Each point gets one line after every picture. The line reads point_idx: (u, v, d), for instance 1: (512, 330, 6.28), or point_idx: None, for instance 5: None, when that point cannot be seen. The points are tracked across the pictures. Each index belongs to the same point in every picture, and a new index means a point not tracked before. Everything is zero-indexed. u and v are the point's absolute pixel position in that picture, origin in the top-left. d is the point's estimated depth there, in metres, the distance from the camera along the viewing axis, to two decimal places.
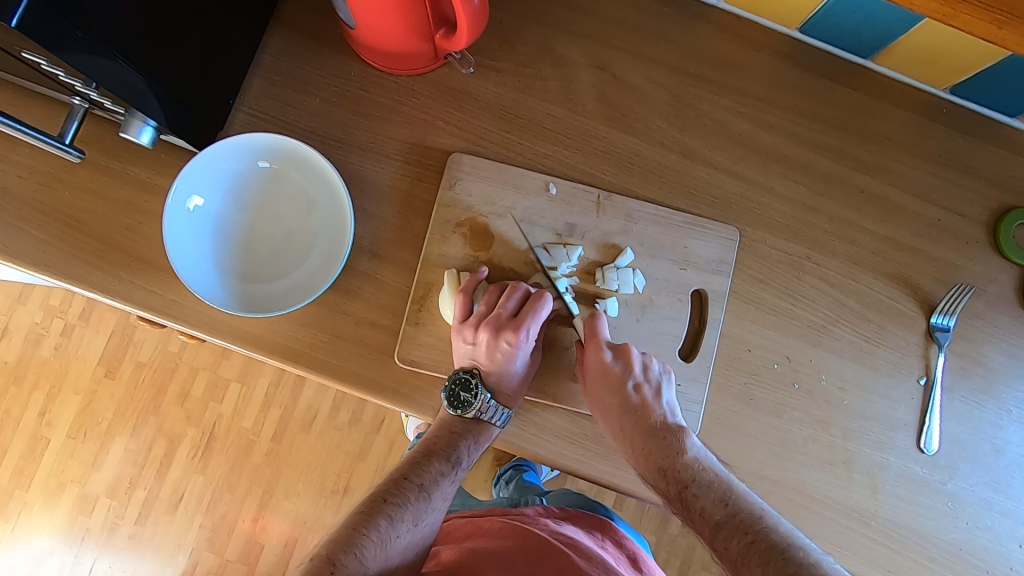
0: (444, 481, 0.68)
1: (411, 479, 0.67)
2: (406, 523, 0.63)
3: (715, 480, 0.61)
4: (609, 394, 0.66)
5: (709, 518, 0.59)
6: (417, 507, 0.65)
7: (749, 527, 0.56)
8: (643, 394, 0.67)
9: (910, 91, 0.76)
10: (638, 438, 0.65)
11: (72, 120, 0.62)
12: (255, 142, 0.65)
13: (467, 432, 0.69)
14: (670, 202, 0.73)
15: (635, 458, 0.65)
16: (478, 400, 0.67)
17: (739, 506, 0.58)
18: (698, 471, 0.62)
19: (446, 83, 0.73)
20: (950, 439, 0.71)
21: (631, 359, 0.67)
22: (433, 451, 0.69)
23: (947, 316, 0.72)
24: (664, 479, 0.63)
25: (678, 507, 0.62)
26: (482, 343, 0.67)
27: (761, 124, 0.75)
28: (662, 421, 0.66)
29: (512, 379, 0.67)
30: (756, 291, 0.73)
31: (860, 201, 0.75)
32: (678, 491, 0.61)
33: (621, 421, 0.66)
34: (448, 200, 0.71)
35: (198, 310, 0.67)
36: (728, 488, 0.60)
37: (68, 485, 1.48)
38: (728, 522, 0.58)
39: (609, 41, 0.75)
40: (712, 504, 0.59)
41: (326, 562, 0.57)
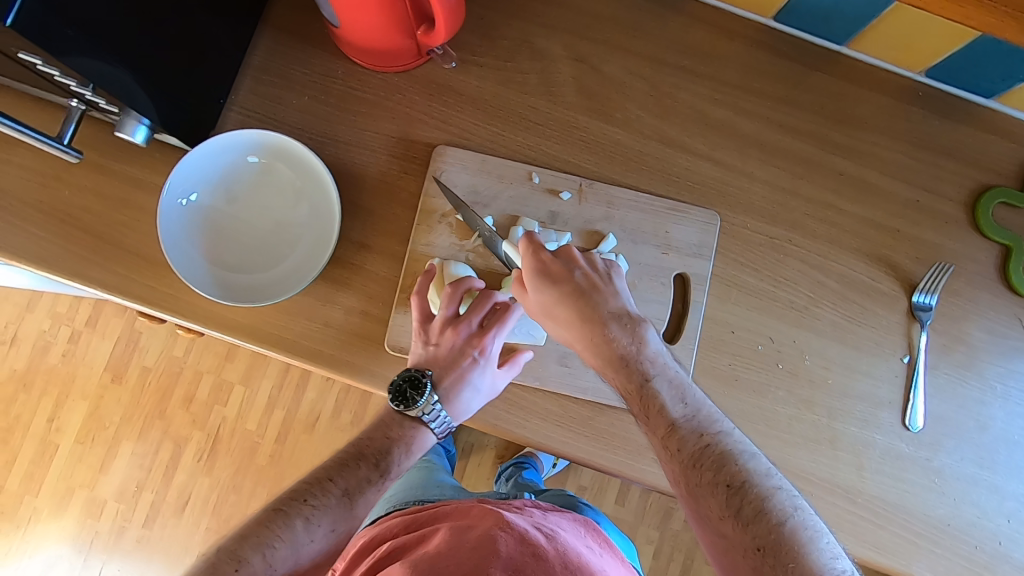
0: (372, 490, 0.65)
1: (336, 482, 0.63)
2: (323, 526, 0.60)
3: (675, 379, 0.58)
4: (556, 281, 0.62)
5: (664, 417, 0.56)
6: (338, 514, 0.61)
7: (705, 429, 0.55)
8: (594, 277, 0.63)
9: (887, 76, 0.77)
10: (593, 325, 0.61)
11: (69, 121, 0.64)
12: (245, 137, 0.68)
13: (402, 438, 0.69)
14: (652, 189, 0.75)
15: (594, 349, 0.60)
16: (425, 400, 0.68)
17: (698, 408, 0.57)
18: (665, 370, 0.58)
19: (430, 78, 0.75)
20: (934, 416, 0.72)
21: (573, 256, 0.64)
22: (364, 454, 0.66)
23: (928, 294, 0.73)
24: (624, 369, 0.59)
25: (636, 396, 0.58)
26: (444, 343, 0.69)
27: (740, 112, 0.77)
28: (621, 306, 0.61)
29: (461, 390, 0.68)
30: (738, 275, 0.74)
31: (840, 184, 0.76)
32: (638, 384, 0.58)
33: (576, 302, 0.61)
34: (433, 190, 0.72)
35: (193, 303, 0.70)
36: (689, 390, 0.58)
37: (77, 489, 1.50)
38: (686, 423, 0.56)
39: (589, 34, 0.77)
40: (671, 405, 0.57)
41: (232, 560, 0.54)
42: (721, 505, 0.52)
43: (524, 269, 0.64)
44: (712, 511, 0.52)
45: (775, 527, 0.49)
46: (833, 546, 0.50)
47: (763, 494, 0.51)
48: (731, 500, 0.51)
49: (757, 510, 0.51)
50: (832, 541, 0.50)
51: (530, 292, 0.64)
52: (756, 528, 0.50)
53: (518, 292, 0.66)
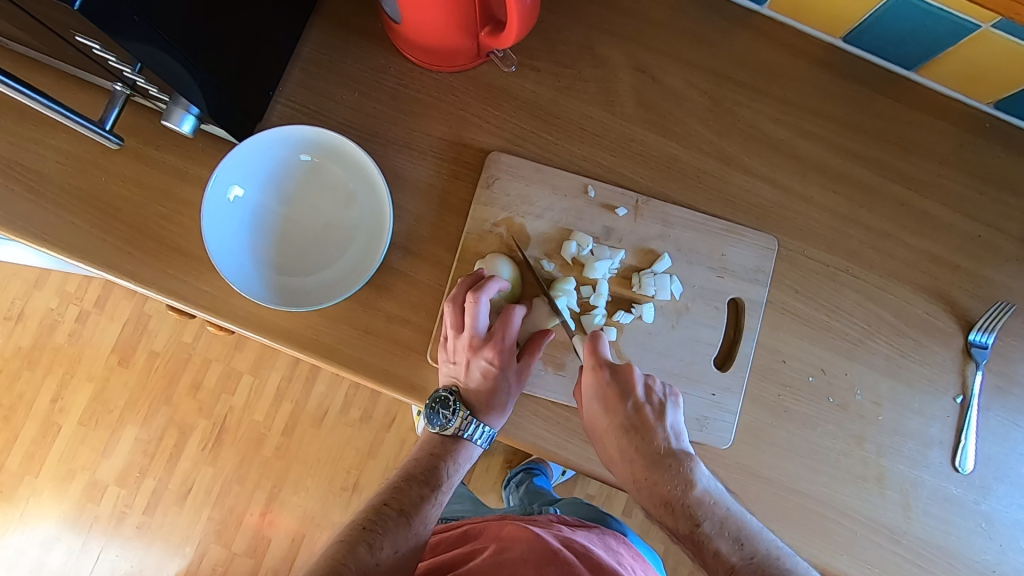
0: (427, 505, 0.67)
1: (391, 504, 0.65)
2: (387, 548, 0.62)
3: (727, 517, 0.60)
4: (608, 414, 0.64)
5: (721, 562, 0.58)
6: (397, 533, 0.63)
7: (766, 573, 0.56)
8: (645, 412, 0.64)
9: (954, 105, 0.75)
10: (640, 465, 0.63)
11: (114, 105, 0.61)
12: (298, 134, 0.65)
13: (447, 453, 0.70)
14: (708, 209, 0.73)
15: (639, 490, 0.63)
16: (457, 416, 0.68)
17: (755, 551, 0.58)
18: (713, 511, 0.60)
19: (486, 81, 0.72)
20: (985, 458, 0.70)
21: (632, 381, 0.64)
22: (413, 475, 0.68)
23: (986, 333, 0.71)
24: (672, 515, 0.61)
25: (688, 540, 0.60)
26: (462, 360, 0.66)
27: (802, 133, 0.75)
28: (666, 448, 0.64)
29: (492, 397, 0.67)
30: (793, 302, 0.72)
31: (900, 214, 0.74)
32: (688, 530, 0.60)
33: (625, 441, 0.64)
34: (485, 198, 0.70)
35: (231, 301, 0.67)
36: (743, 530, 0.59)
37: (78, 472, 1.48)
38: (745, 569, 0.57)
39: (651, 44, 0.74)
40: (726, 547, 0.58)
41: None
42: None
43: (585, 387, 0.65)
44: None
45: None
46: None
47: None
48: None
49: None
50: None
51: (585, 411, 0.65)
52: None
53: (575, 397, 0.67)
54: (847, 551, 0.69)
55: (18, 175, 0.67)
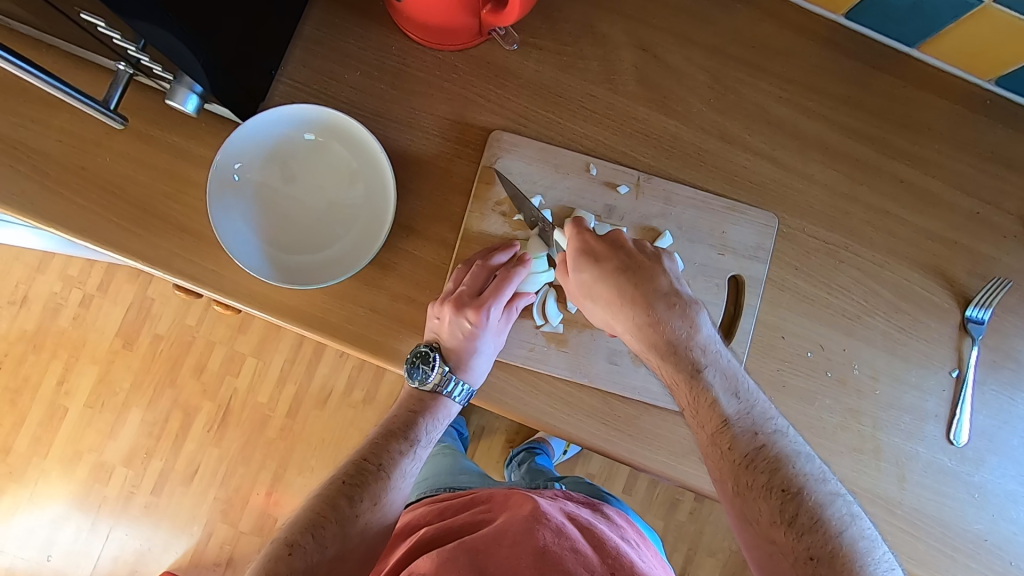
0: (405, 460, 0.67)
1: (370, 458, 0.65)
2: (366, 503, 0.62)
3: (728, 372, 0.62)
4: (602, 262, 0.64)
5: (717, 412, 0.60)
6: (377, 487, 0.63)
7: (760, 428, 0.59)
8: (642, 257, 0.65)
9: (955, 82, 0.75)
10: (637, 304, 0.63)
11: (117, 84, 0.62)
12: (303, 113, 0.65)
13: (427, 408, 0.70)
14: (709, 187, 0.73)
15: (637, 331, 0.63)
16: (436, 372, 0.69)
17: (750, 405, 0.60)
18: (717, 360, 0.62)
19: (488, 59, 0.72)
20: (979, 431, 0.72)
21: (624, 240, 0.66)
22: (393, 430, 0.68)
23: (983, 309, 0.72)
24: (670, 353, 0.62)
25: (687, 388, 0.62)
26: (446, 318, 0.66)
27: (803, 111, 0.75)
28: (669, 286, 0.64)
29: (471, 357, 0.67)
30: (792, 279, 0.73)
31: (900, 192, 0.75)
32: (688, 374, 0.61)
33: (622, 282, 0.64)
34: (487, 176, 0.70)
35: (237, 280, 0.68)
36: (742, 384, 0.61)
37: (86, 453, 1.50)
38: (740, 421, 0.60)
39: (652, 21, 0.74)
40: (725, 398, 0.60)
41: (283, 546, 0.57)
42: (772, 509, 0.56)
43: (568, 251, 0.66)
44: (763, 513, 0.56)
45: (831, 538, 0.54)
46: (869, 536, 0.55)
47: (816, 502, 0.56)
48: (785, 505, 0.56)
49: (809, 514, 0.55)
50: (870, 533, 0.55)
51: (571, 271, 0.66)
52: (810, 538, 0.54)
53: (559, 271, 0.68)
54: None
55: (23, 156, 0.67)
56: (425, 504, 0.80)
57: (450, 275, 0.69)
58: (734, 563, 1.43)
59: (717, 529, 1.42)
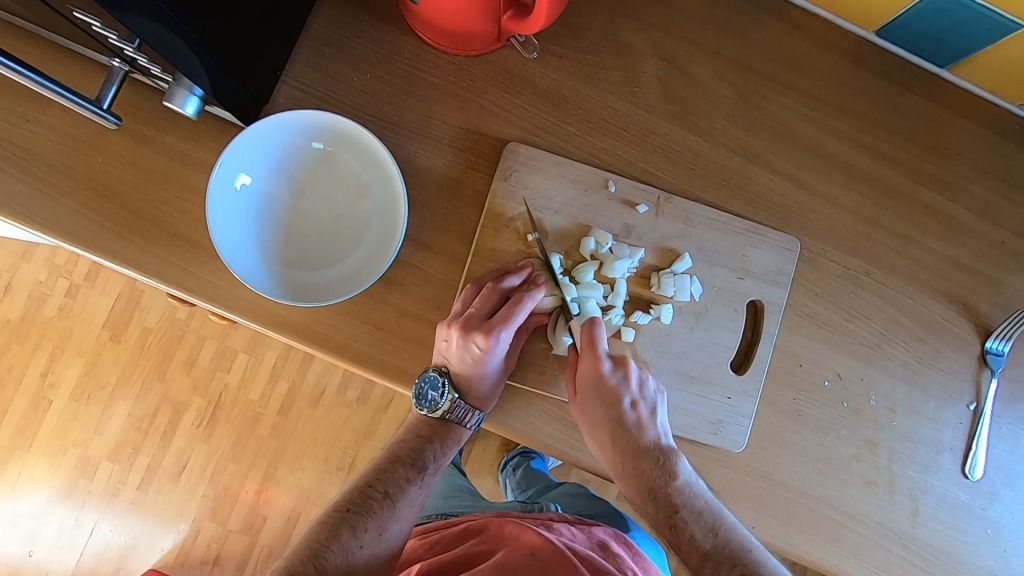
0: (410, 487, 0.68)
1: (376, 487, 0.67)
2: (369, 531, 0.64)
3: (705, 509, 0.62)
4: (601, 409, 0.64)
5: (696, 546, 0.61)
6: (382, 516, 0.65)
7: (737, 560, 0.59)
8: (635, 406, 0.64)
9: (985, 105, 0.73)
10: (625, 459, 0.65)
11: (111, 83, 0.58)
12: (312, 119, 0.62)
13: (435, 435, 0.71)
14: (730, 207, 0.71)
15: (625, 476, 0.66)
16: (446, 400, 0.67)
17: (730, 537, 0.60)
18: (692, 500, 0.62)
19: (506, 66, 0.69)
20: (994, 466, 0.71)
21: (625, 369, 0.64)
22: (399, 457, 0.70)
23: (1003, 341, 0.71)
24: (653, 501, 0.64)
25: (665, 528, 0.63)
26: (455, 342, 0.63)
27: (829, 131, 0.72)
28: (654, 442, 0.65)
29: (480, 382, 0.65)
30: (812, 305, 0.71)
31: (925, 218, 0.72)
32: (666, 516, 0.63)
33: (611, 438, 0.65)
34: (502, 190, 0.67)
35: (236, 292, 0.65)
36: (720, 517, 0.61)
37: (70, 447, 1.46)
38: (716, 553, 0.60)
39: (677, 32, 0.71)
40: (701, 534, 0.61)
41: (287, 572, 0.60)
42: None
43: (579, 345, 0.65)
44: None
45: None
46: None
47: None
48: None
49: None
50: None
51: (574, 404, 0.65)
52: None
53: (568, 375, 0.66)
54: (855, 554, 0.69)
55: (8, 154, 0.63)
56: (419, 534, 0.78)
57: (459, 295, 0.66)
58: None
59: None
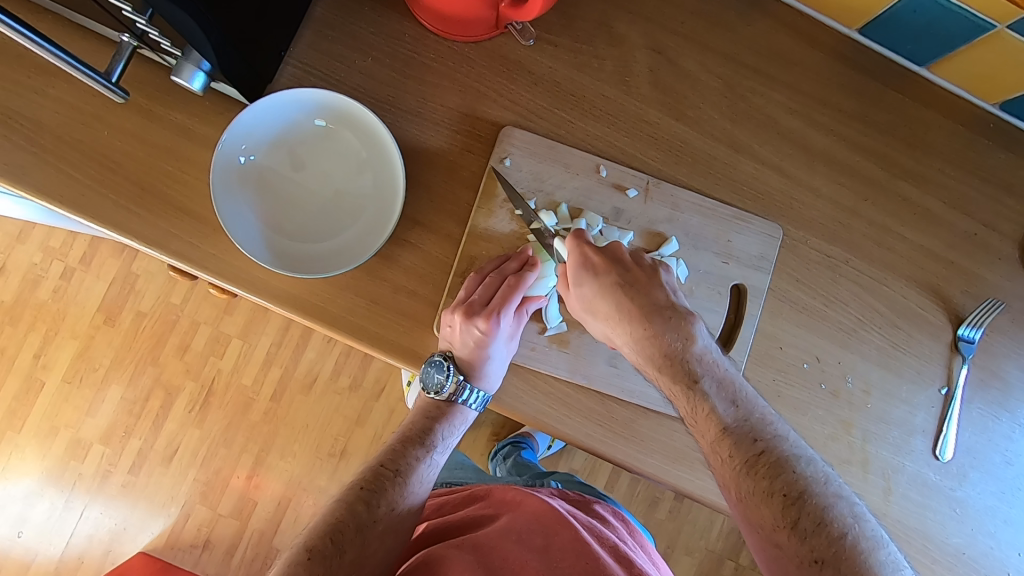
0: (422, 466, 0.68)
1: (387, 465, 0.66)
2: (384, 508, 0.63)
3: (724, 379, 0.61)
4: (600, 275, 0.64)
5: (715, 421, 0.59)
6: (394, 492, 0.64)
7: (759, 434, 0.58)
8: (639, 270, 0.65)
9: (960, 103, 0.76)
10: (636, 319, 0.63)
11: (120, 57, 0.59)
12: (314, 97, 0.64)
13: (443, 415, 0.71)
14: (716, 194, 0.73)
15: (637, 345, 0.63)
16: (451, 382, 0.68)
17: (749, 411, 0.60)
18: (712, 368, 0.62)
19: (502, 53, 0.71)
20: (963, 448, 0.74)
21: (621, 252, 0.66)
22: (409, 436, 0.69)
23: (974, 328, 0.73)
24: (670, 364, 0.62)
25: (685, 399, 0.61)
26: (458, 326, 0.66)
27: (812, 124, 0.75)
28: (666, 300, 0.64)
29: (483, 365, 0.67)
30: (792, 290, 0.73)
31: (901, 210, 0.75)
32: (685, 384, 0.61)
33: (620, 296, 0.63)
34: (496, 172, 0.70)
35: (236, 265, 0.66)
36: (739, 391, 0.61)
37: (62, 429, 1.46)
38: (738, 428, 0.59)
39: (668, 25, 0.74)
40: (722, 408, 0.60)
41: (303, 552, 0.58)
42: (776, 514, 0.55)
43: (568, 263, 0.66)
44: (768, 519, 0.55)
45: (836, 538, 0.53)
46: (876, 533, 0.54)
47: (822, 504, 0.55)
48: (788, 510, 0.55)
49: (812, 517, 0.54)
50: (875, 528, 0.54)
51: (572, 286, 0.66)
52: (814, 542, 0.53)
53: (561, 285, 0.68)
54: None
55: (16, 126, 0.65)
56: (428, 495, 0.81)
57: (460, 284, 0.68)
58: (711, 563, 1.43)
59: (695, 528, 1.42)
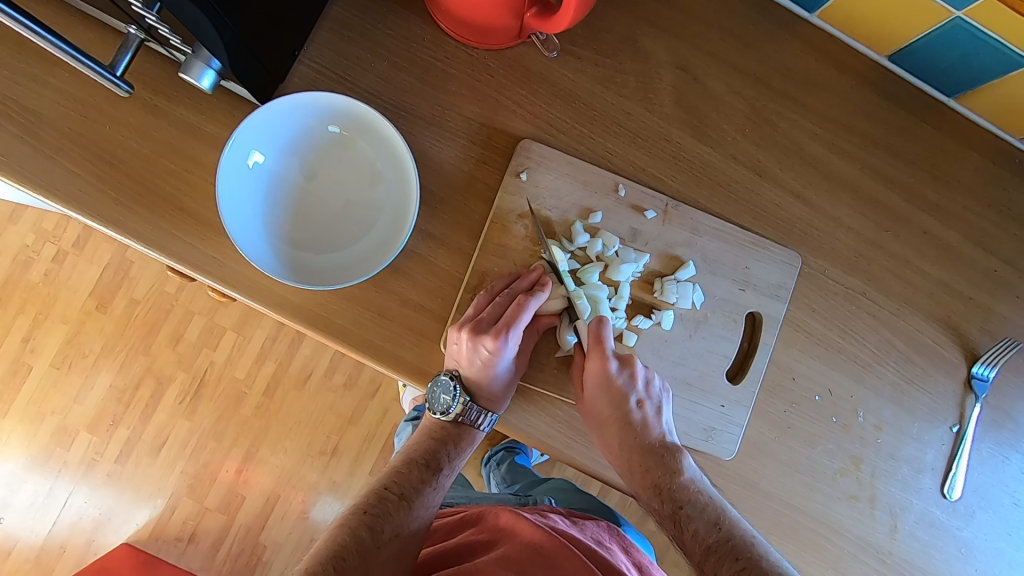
0: (427, 490, 0.68)
1: (392, 488, 0.65)
2: (387, 533, 0.62)
3: (709, 503, 0.63)
4: (609, 397, 0.65)
5: (699, 543, 0.61)
6: (399, 517, 0.64)
7: (741, 553, 0.59)
8: (645, 396, 0.66)
9: (987, 136, 0.74)
10: (634, 454, 0.66)
11: (127, 50, 0.57)
12: (329, 102, 0.62)
13: (449, 437, 0.71)
14: (736, 219, 0.72)
15: (633, 477, 0.66)
16: (458, 403, 0.68)
17: (733, 532, 0.61)
18: (696, 496, 0.64)
19: (524, 63, 0.69)
20: (972, 488, 0.72)
21: (633, 366, 0.66)
22: (415, 459, 0.69)
23: (989, 367, 0.72)
24: (658, 499, 0.65)
25: (672, 526, 0.64)
26: (465, 345, 0.64)
27: (836, 151, 0.73)
28: (660, 439, 0.67)
29: (491, 385, 0.66)
30: (808, 321, 0.72)
31: (922, 243, 0.74)
32: (671, 511, 0.64)
33: (625, 436, 0.66)
34: (513, 186, 0.67)
35: (238, 270, 0.64)
36: (723, 514, 0.62)
37: (48, 415, 1.43)
38: (721, 546, 0.60)
39: (695, 42, 0.72)
40: (705, 527, 0.62)
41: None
42: None
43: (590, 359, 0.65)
44: None
45: None
46: None
47: None
48: None
49: None
50: None
51: (585, 396, 0.66)
52: None
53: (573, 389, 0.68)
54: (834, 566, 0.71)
55: (13, 115, 0.62)
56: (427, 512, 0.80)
57: (469, 300, 0.66)
58: None
59: None
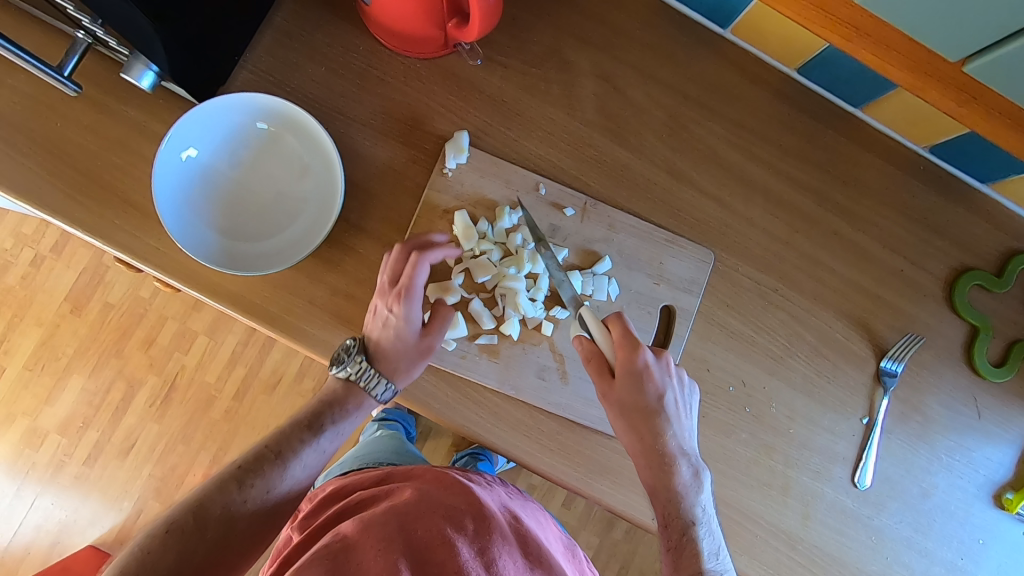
0: (306, 451, 0.69)
1: (269, 446, 0.67)
2: (256, 488, 0.65)
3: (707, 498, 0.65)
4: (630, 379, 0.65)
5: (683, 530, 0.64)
6: (271, 474, 0.66)
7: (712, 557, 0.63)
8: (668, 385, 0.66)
9: (894, 145, 0.79)
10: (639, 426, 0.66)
11: (71, 53, 0.62)
12: (259, 102, 0.66)
13: (338, 401, 0.71)
14: (653, 218, 0.76)
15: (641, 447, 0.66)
16: (354, 364, 0.69)
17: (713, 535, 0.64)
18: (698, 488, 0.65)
19: (453, 71, 0.74)
20: (881, 477, 0.76)
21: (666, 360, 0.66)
22: (301, 419, 0.70)
23: (896, 361, 0.76)
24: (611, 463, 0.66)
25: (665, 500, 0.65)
26: (371, 308, 0.68)
27: (750, 157, 0.78)
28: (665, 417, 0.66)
29: (391, 351, 0.68)
30: (722, 315, 0.76)
31: (833, 244, 0.78)
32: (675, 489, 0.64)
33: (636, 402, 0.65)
34: (438, 184, 0.72)
35: (175, 258, 0.68)
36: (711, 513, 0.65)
37: (19, 417, 1.45)
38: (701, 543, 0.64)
39: (616, 54, 0.77)
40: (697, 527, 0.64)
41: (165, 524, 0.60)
42: None
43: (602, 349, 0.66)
44: None
45: None
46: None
47: None
48: None
49: None
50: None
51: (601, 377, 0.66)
52: None
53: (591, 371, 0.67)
54: (747, 552, 0.73)
55: None
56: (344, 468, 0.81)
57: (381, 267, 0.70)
58: None
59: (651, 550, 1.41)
